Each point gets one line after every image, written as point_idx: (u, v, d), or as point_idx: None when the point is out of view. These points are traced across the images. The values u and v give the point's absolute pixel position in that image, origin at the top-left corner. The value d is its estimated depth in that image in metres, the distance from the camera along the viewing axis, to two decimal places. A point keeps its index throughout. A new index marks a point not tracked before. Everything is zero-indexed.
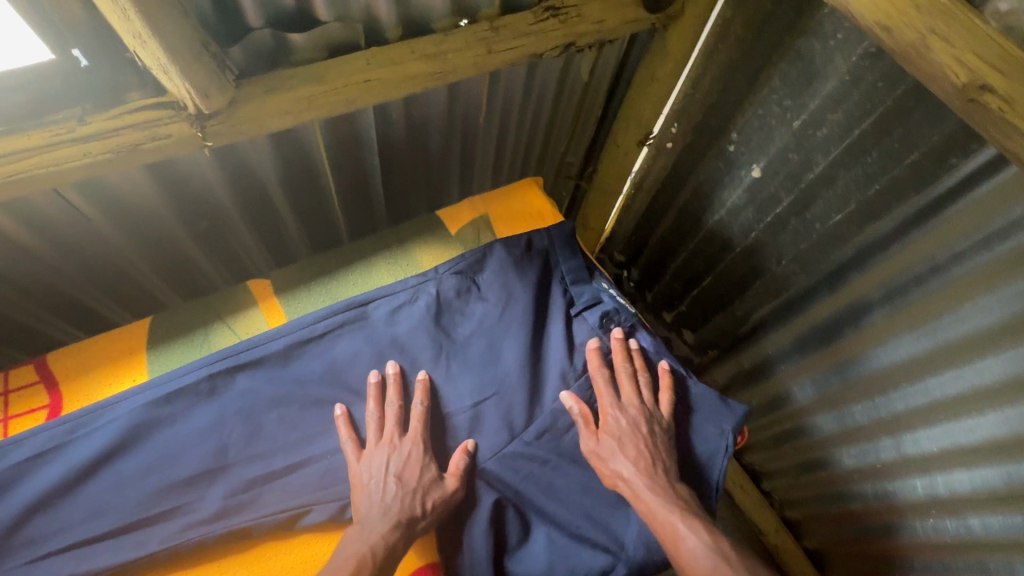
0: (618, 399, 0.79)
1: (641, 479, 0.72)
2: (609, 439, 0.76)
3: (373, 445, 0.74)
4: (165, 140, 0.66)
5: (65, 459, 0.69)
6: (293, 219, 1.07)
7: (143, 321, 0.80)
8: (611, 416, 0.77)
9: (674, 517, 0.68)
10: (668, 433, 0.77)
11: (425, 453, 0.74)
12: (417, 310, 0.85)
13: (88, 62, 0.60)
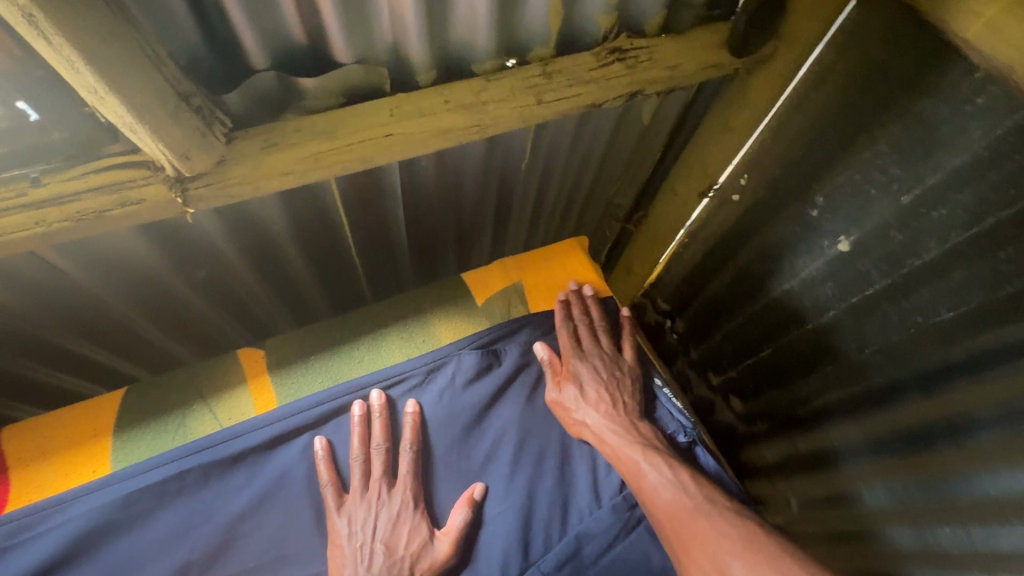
0: (581, 347, 0.77)
1: (608, 425, 0.70)
2: (573, 387, 0.73)
3: (359, 499, 0.65)
4: (136, 206, 0.54)
5: (2, 569, 0.58)
6: (306, 268, 0.96)
7: (115, 395, 0.69)
8: (575, 367, 0.75)
9: (639, 457, 0.66)
10: (631, 377, 0.76)
11: (415, 511, 0.64)
12: (430, 397, 0.72)
13: (38, 116, 0.49)
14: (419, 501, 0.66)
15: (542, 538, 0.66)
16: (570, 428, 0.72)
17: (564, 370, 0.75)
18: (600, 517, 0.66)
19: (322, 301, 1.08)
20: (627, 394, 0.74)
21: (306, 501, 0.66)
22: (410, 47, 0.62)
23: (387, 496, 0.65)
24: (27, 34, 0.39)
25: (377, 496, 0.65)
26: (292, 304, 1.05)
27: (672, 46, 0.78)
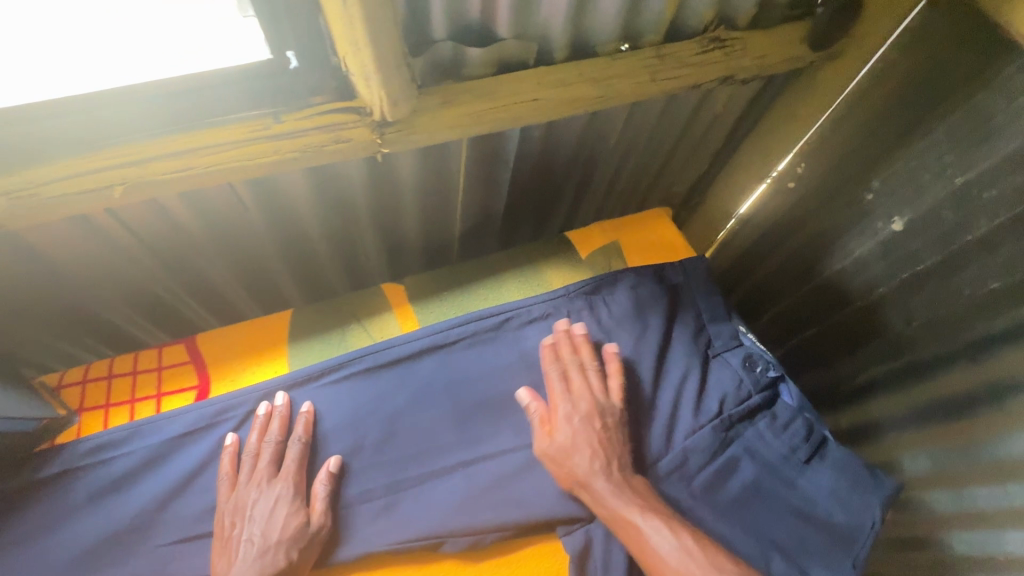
0: (568, 391, 0.74)
1: (590, 475, 0.67)
2: (563, 436, 0.70)
3: (240, 490, 0.65)
4: (344, 144, 0.66)
5: (213, 438, 0.69)
6: (414, 230, 1.07)
7: (284, 314, 0.82)
8: (562, 416, 0.72)
9: (619, 506, 0.65)
10: (621, 424, 0.72)
11: (297, 496, 0.65)
12: (550, 330, 0.82)
13: (297, 64, 0.61)
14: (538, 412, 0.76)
15: (653, 443, 0.75)
16: (567, 486, 0.68)
17: (551, 425, 0.71)
18: (699, 431, 0.76)
19: (415, 266, 1.19)
20: (624, 448, 0.70)
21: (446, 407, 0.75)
22: (556, 27, 0.75)
23: (511, 395, 0.77)
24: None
25: (258, 484, 0.65)
26: (392, 267, 1.16)
27: (763, 39, 0.90)
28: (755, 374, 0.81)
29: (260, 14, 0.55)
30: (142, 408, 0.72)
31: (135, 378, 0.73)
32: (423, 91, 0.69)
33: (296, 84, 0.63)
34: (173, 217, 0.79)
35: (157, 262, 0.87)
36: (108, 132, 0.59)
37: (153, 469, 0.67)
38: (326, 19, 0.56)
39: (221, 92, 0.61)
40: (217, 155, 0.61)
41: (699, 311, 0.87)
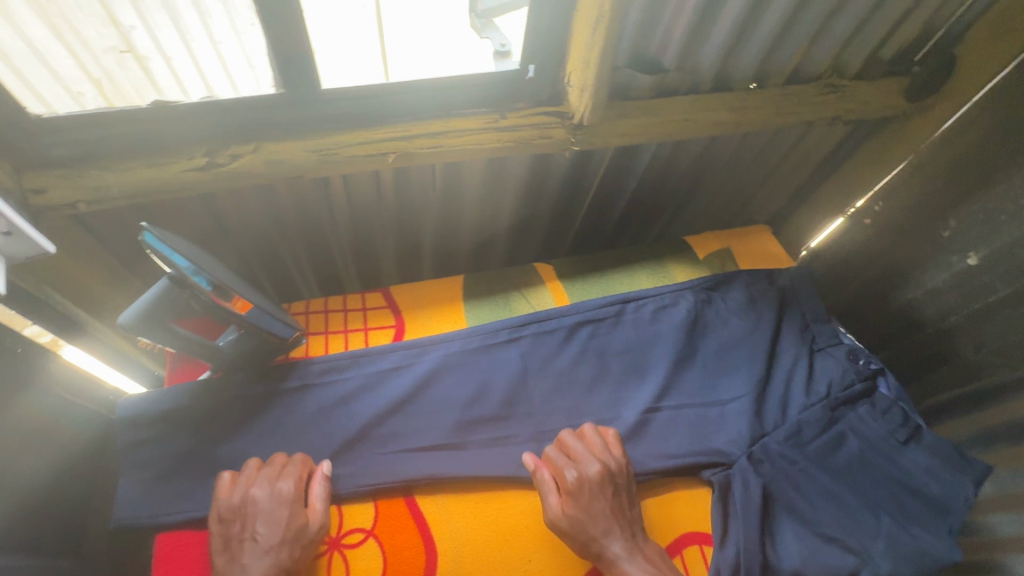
0: (573, 460, 0.74)
1: (618, 548, 0.68)
2: (587, 507, 0.70)
3: (241, 493, 0.69)
4: (547, 141, 0.83)
5: (412, 373, 0.83)
6: (542, 224, 1.23)
7: (458, 278, 0.97)
8: (585, 485, 0.71)
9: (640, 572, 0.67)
10: (631, 496, 0.74)
11: (290, 501, 0.68)
12: (680, 314, 0.96)
13: (533, 75, 0.79)
14: (670, 382, 0.88)
15: (771, 417, 0.86)
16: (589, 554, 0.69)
17: (570, 496, 0.71)
18: (811, 409, 0.87)
19: (532, 258, 1.35)
20: (631, 518, 0.72)
21: (595, 370, 0.88)
22: (710, 63, 0.92)
23: (648, 365, 0.90)
24: (587, 27, 0.70)
25: (264, 489, 0.69)
26: (513, 257, 1.32)
27: (866, 89, 1.08)
28: (857, 366, 0.93)
29: (527, 40, 0.75)
30: (353, 338, 0.88)
31: (346, 315, 0.90)
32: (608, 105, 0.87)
33: (527, 91, 0.81)
34: (379, 192, 0.97)
35: (348, 229, 1.04)
36: (382, 114, 0.75)
37: (367, 392, 0.82)
38: (572, 44, 0.75)
39: (470, 90, 0.78)
40: (458, 138, 0.79)
41: (804, 312, 1.01)
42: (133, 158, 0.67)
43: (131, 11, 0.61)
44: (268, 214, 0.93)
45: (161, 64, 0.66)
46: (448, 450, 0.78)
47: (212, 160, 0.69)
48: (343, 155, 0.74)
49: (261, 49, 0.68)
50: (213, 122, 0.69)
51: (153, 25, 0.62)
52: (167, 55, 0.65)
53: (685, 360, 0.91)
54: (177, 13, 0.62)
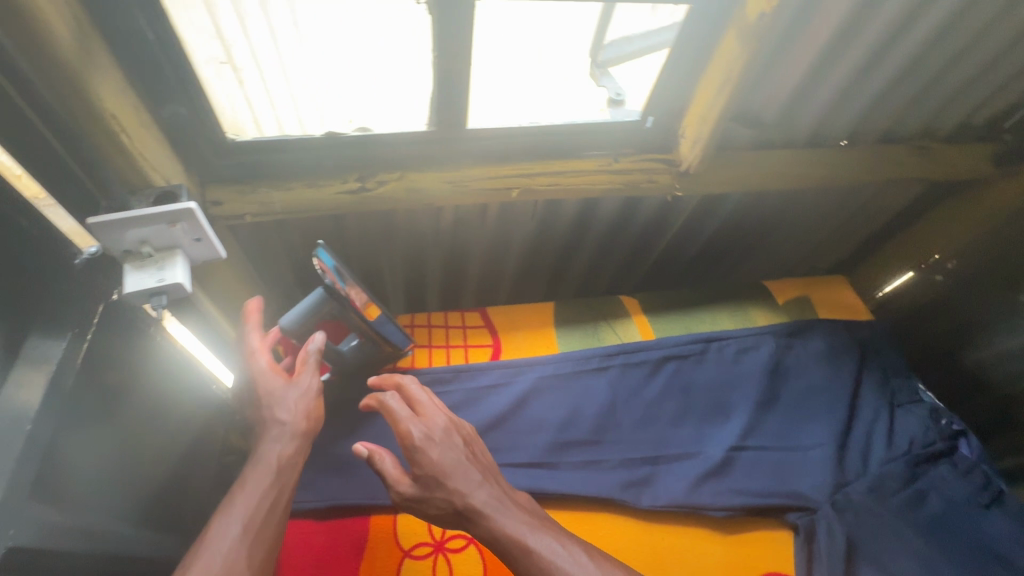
0: (415, 415, 0.66)
1: (444, 490, 0.62)
2: (423, 456, 0.63)
3: (245, 369, 0.74)
4: (654, 186, 0.89)
5: (511, 392, 0.89)
6: (619, 260, 1.28)
7: (550, 305, 1.04)
8: (420, 430, 0.64)
9: (536, 544, 0.59)
10: (470, 447, 0.68)
11: (272, 377, 0.72)
12: (762, 358, 0.99)
13: (650, 126, 0.85)
14: (754, 422, 0.91)
15: (853, 467, 0.88)
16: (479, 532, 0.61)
17: (415, 450, 0.63)
18: (894, 463, 0.89)
19: (602, 290, 1.40)
20: (478, 472, 0.65)
21: (680, 404, 0.92)
22: (809, 120, 0.97)
23: (732, 405, 0.93)
24: (712, 87, 0.76)
25: (255, 365, 0.73)
26: (585, 289, 1.37)
27: (955, 152, 1.10)
28: (939, 425, 0.94)
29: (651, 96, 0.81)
30: (454, 355, 0.94)
31: (447, 332, 0.98)
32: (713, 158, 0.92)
33: (641, 139, 0.87)
34: (481, 222, 1.03)
35: (445, 253, 1.11)
36: (509, 153, 0.82)
37: (469, 406, 0.87)
38: (692, 104, 0.81)
39: (591, 136, 0.84)
40: (574, 179, 0.84)
41: (884, 366, 1.03)
42: (297, 181, 0.75)
43: (235, 24, 0.59)
44: (381, 234, 1.00)
45: (252, 75, 0.64)
46: (545, 469, 0.82)
47: (362, 185, 0.76)
48: (473, 188, 0.80)
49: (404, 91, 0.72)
50: (366, 153, 0.76)
51: (252, 38, 0.61)
52: (258, 65, 0.63)
53: (767, 404, 0.94)
54: (278, 33, 0.61)
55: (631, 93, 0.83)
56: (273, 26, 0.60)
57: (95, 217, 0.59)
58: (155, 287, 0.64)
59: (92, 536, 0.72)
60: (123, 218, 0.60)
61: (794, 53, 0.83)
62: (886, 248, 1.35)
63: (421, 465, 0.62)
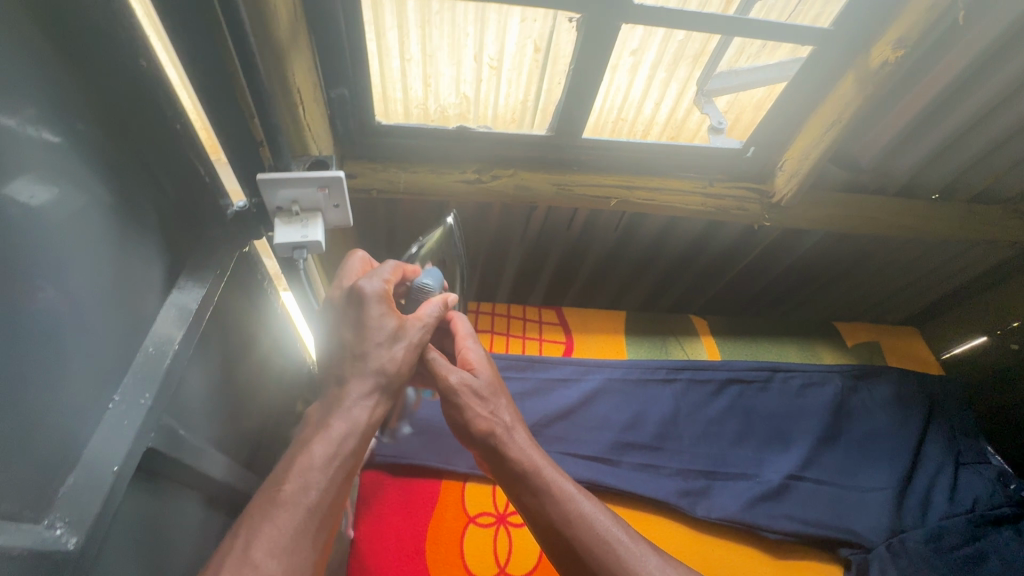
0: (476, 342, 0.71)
1: (491, 400, 0.64)
2: (477, 369, 0.67)
3: (349, 293, 0.62)
4: (744, 212, 0.93)
5: (580, 388, 0.94)
6: (688, 282, 1.31)
7: (622, 314, 1.08)
8: (479, 351, 0.70)
9: (569, 484, 0.60)
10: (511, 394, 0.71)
11: (384, 308, 0.61)
12: (826, 395, 1.00)
13: (750, 156, 0.89)
14: (813, 455, 0.93)
15: (912, 514, 0.88)
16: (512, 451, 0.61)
17: (474, 361, 0.68)
18: (955, 518, 0.88)
19: (663, 309, 1.43)
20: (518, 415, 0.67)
21: (741, 426, 0.94)
22: (905, 169, 0.98)
23: (791, 435, 0.95)
24: (818, 128, 0.80)
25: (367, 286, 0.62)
26: (647, 305, 1.40)
27: None
28: (1007, 489, 0.92)
29: (757, 129, 0.86)
30: (529, 346, 1.00)
31: (524, 323, 1.04)
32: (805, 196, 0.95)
33: (739, 166, 0.91)
34: (568, 226, 1.09)
35: (526, 251, 1.17)
36: (613, 165, 0.88)
37: (540, 395, 0.92)
38: (797, 139, 0.85)
39: (692, 159, 0.89)
40: (668, 196, 0.89)
41: (952, 423, 1.02)
42: (421, 165, 0.83)
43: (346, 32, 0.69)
44: (475, 227, 1.07)
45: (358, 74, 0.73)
46: (607, 465, 0.86)
47: (478, 176, 0.84)
48: (575, 193, 0.86)
49: (530, 98, 0.79)
50: (485, 149, 0.83)
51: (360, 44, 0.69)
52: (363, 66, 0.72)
53: (828, 440, 0.95)
54: (382, 33, 0.69)
55: (729, 123, 0.87)
56: (380, 30, 0.69)
57: (264, 174, 0.68)
58: (298, 242, 0.72)
59: (199, 455, 0.81)
60: (284, 178, 0.69)
61: (904, 104, 0.86)
62: (966, 307, 1.32)
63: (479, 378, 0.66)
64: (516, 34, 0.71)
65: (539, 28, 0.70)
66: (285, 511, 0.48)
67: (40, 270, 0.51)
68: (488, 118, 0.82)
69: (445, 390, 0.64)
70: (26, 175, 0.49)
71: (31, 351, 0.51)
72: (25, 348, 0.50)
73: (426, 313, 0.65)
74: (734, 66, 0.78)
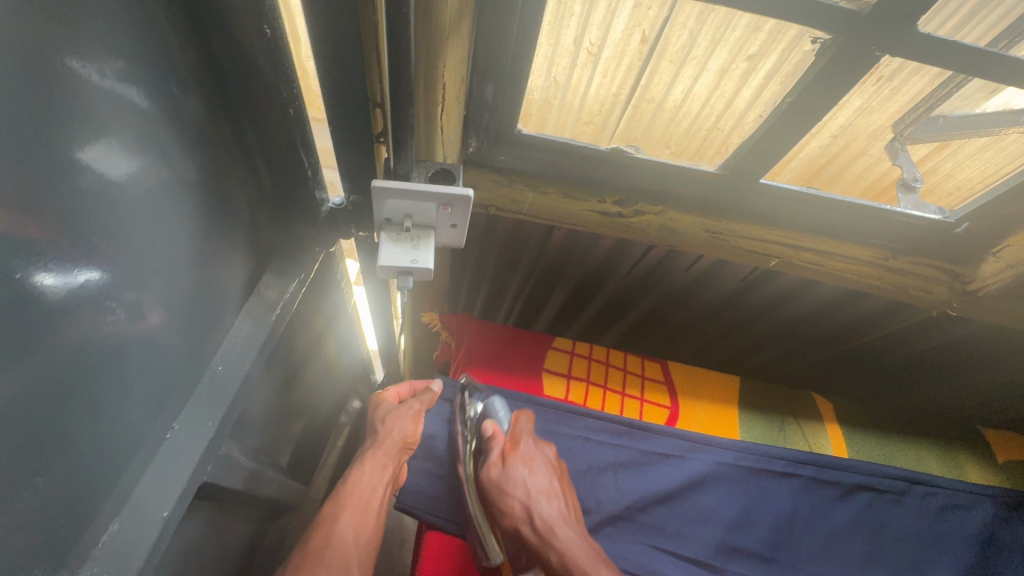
0: (528, 433, 0.70)
1: (524, 494, 0.62)
2: (516, 457, 0.65)
3: (375, 408, 0.78)
4: (925, 296, 0.75)
5: (685, 469, 0.80)
6: (785, 349, 1.08)
7: (735, 379, 0.94)
8: (523, 444, 0.67)
9: (590, 562, 0.56)
10: (559, 477, 0.67)
11: (394, 411, 0.76)
12: (975, 523, 0.83)
13: (960, 231, 0.71)
14: None
15: None
16: (540, 536, 0.59)
17: (514, 455, 0.66)
18: None
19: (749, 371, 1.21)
20: (564, 504, 0.64)
21: (866, 547, 0.79)
22: None
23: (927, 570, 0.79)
24: None
25: (384, 400, 0.79)
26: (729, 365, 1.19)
27: None
28: None
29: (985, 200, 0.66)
30: (629, 406, 0.88)
31: (624, 375, 0.91)
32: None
33: (934, 242, 0.73)
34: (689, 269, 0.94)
35: None
36: (779, 217, 0.71)
37: (639, 469, 0.79)
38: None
39: (882, 226, 0.71)
40: (835, 261, 0.74)
41: None
42: (554, 185, 0.69)
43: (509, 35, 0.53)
44: (576, 260, 0.90)
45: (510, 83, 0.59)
46: (710, 572, 0.73)
47: (618, 209, 0.70)
48: (729, 245, 0.72)
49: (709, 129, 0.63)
50: (635, 178, 0.68)
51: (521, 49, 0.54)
52: (514, 71, 0.56)
53: None
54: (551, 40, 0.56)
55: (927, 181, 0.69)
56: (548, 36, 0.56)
57: (378, 180, 0.55)
58: (405, 266, 0.60)
59: (245, 473, 0.71)
60: (401, 188, 0.56)
61: None
62: None
63: (507, 459, 0.65)
64: (625, 20, 0.55)
65: (654, 15, 0.53)
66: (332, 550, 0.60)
67: (106, 261, 0.41)
68: (567, 130, 0.68)
69: (483, 480, 0.65)
70: (102, 137, 0.38)
71: (87, 371, 0.41)
72: (82, 363, 0.40)
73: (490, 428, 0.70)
74: (945, 113, 0.59)
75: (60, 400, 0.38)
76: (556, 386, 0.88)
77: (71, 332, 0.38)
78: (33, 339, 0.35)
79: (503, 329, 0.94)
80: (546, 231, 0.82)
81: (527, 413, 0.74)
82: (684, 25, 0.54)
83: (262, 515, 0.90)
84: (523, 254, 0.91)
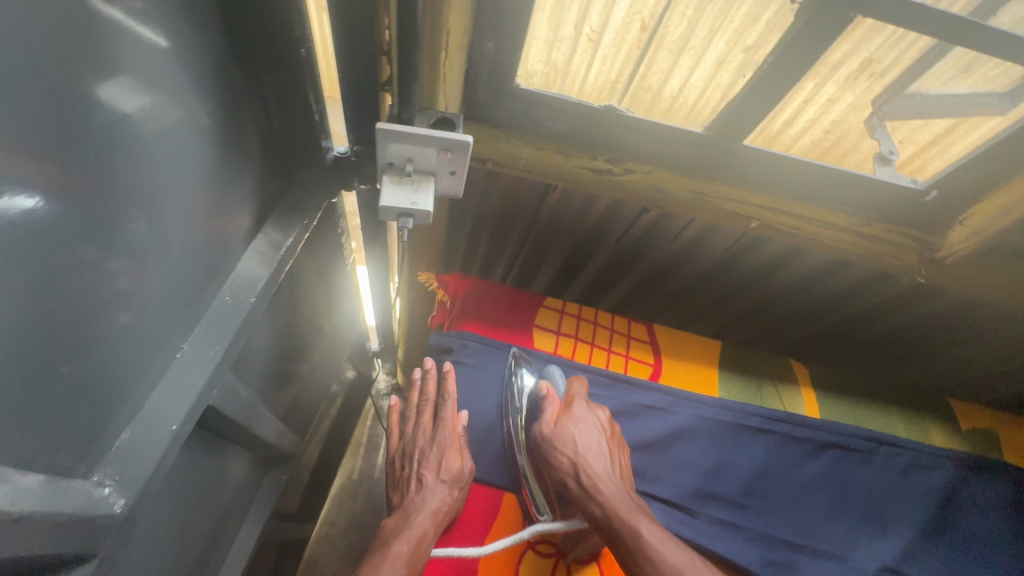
0: (587, 403, 0.76)
1: (574, 447, 0.69)
2: (573, 415, 0.73)
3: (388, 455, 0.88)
4: (896, 261, 0.80)
5: (664, 421, 0.84)
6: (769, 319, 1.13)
7: (716, 344, 0.99)
8: (576, 406, 0.75)
9: (624, 509, 0.63)
10: (616, 439, 0.74)
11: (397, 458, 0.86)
12: (934, 482, 0.88)
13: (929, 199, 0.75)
14: (908, 551, 0.81)
15: None
16: (586, 486, 0.66)
17: (567, 416, 0.73)
18: None
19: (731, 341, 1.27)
20: (620, 460, 0.71)
21: (831, 500, 0.84)
22: None
23: (889, 521, 0.84)
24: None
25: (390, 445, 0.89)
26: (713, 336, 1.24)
27: None
28: None
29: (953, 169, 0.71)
30: (614, 360, 0.92)
31: (611, 334, 0.95)
32: (997, 257, 0.77)
33: (904, 209, 0.78)
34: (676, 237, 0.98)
35: None
36: (759, 179, 0.76)
37: (622, 420, 0.84)
38: (999, 191, 0.69)
39: (854, 190, 0.76)
40: (813, 225, 0.78)
41: None
42: (549, 142, 0.73)
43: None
44: (568, 224, 0.94)
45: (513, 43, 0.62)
46: (683, 513, 0.77)
47: (609, 167, 0.74)
48: (712, 205, 0.76)
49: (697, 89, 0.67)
50: (626, 138, 0.72)
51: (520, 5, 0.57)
52: (513, 27, 0.59)
53: (929, 534, 0.84)
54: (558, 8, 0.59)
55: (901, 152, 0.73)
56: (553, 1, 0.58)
57: (385, 122, 0.58)
58: (406, 208, 0.63)
59: (246, 408, 0.75)
60: (405, 132, 0.59)
61: None
62: None
63: (563, 415, 0.74)
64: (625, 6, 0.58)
65: (652, 4, 0.57)
66: (398, 541, 0.68)
67: (133, 176, 0.44)
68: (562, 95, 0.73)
69: (539, 434, 0.74)
70: (108, 86, 0.40)
71: (96, 293, 0.43)
72: (99, 276, 0.43)
73: (547, 388, 0.78)
74: (921, 91, 0.63)
75: (80, 306, 0.41)
76: (545, 341, 0.92)
77: (86, 249, 0.41)
78: (62, 243, 0.38)
79: (497, 286, 0.98)
80: (541, 193, 0.86)
81: (586, 381, 0.80)
82: (683, 15, 0.58)
83: (262, 456, 0.95)
84: (517, 218, 0.94)
